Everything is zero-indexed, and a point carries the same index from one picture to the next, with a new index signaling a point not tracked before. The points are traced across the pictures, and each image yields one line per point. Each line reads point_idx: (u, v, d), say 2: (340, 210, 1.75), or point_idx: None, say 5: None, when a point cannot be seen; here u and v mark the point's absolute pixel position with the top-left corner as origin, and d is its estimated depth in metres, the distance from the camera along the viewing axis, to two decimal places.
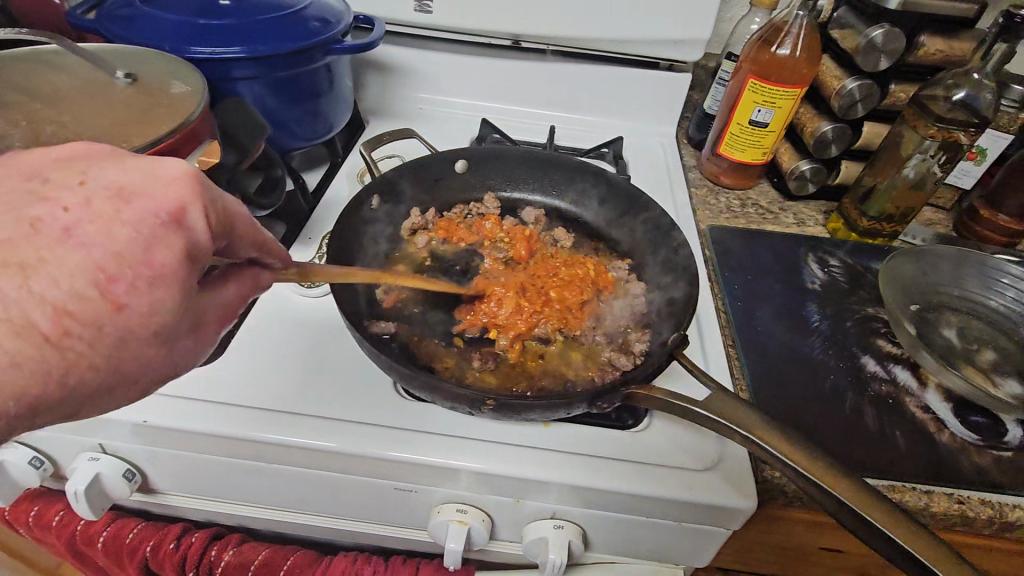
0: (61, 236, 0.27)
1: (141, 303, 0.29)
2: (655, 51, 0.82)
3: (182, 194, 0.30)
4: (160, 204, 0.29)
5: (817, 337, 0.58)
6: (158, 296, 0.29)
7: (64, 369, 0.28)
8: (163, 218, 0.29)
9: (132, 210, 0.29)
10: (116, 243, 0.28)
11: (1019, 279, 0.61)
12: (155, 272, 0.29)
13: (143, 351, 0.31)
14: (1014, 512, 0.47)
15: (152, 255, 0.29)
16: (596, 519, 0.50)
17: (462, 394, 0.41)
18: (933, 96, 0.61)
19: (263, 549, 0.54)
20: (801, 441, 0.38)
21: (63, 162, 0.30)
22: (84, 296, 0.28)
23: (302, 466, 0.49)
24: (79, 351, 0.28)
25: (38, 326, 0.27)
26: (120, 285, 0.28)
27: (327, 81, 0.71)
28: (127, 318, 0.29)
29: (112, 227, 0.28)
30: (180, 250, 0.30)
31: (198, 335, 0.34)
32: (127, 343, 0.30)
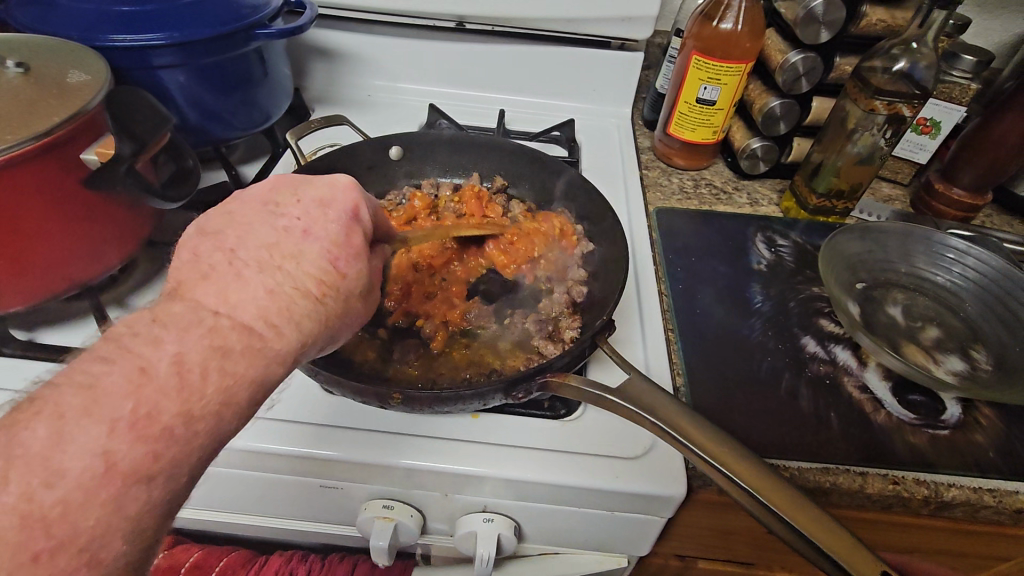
0: (302, 233, 0.36)
1: (354, 268, 0.37)
2: (603, 31, 0.80)
3: (354, 196, 0.40)
4: (346, 205, 0.39)
5: (758, 317, 0.57)
6: (359, 265, 0.38)
7: (326, 322, 0.35)
8: (348, 212, 0.39)
9: (333, 211, 0.38)
10: (330, 233, 0.37)
11: (964, 253, 0.59)
12: (355, 250, 0.38)
13: (355, 310, 0.38)
14: (949, 491, 0.46)
15: (351, 237, 0.38)
16: (527, 511, 0.49)
17: (365, 388, 0.40)
18: (872, 68, 0.60)
19: (195, 551, 0.53)
20: (715, 428, 0.37)
21: (275, 188, 0.39)
22: (326, 270, 0.36)
23: (231, 467, 0.47)
24: (334, 311, 0.36)
25: (309, 291, 0.35)
26: (344, 259, 0.37)
27: (259, 67, 0.69)
28: (350, 280, 0.37)
29: (326, 223, 0.37)
30: (360, 234, 0.39)
31: (373, 303, 0.41)
32: (350, 301, 0.37)
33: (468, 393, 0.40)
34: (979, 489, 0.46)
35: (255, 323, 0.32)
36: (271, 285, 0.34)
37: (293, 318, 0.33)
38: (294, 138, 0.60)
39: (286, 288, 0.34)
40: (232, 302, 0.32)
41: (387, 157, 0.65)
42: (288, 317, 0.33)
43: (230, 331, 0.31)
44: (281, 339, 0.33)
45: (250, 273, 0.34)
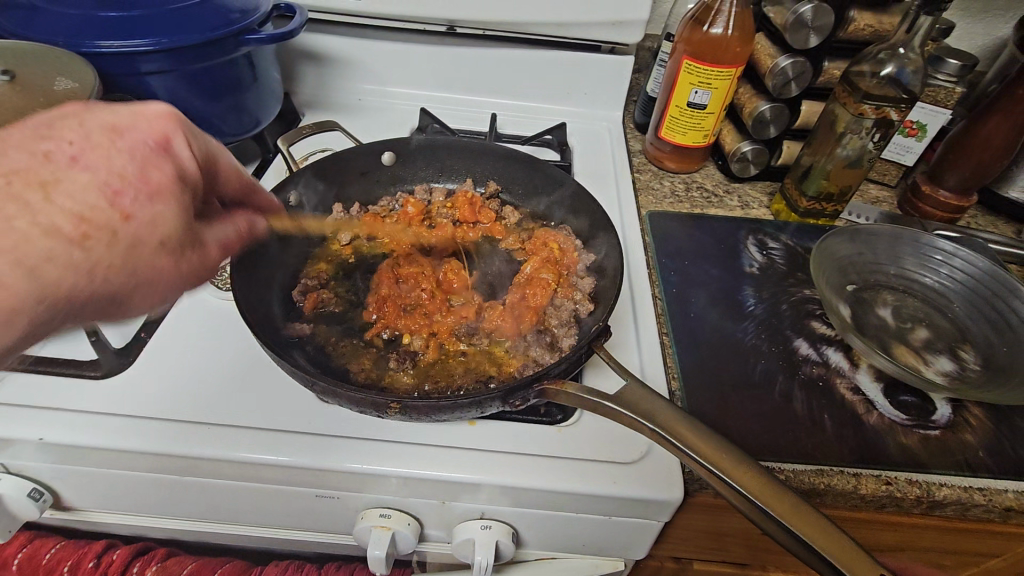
0: (68, 161, 0.30)
1: (147, 212, 0.31)
2: (594, 35, 0.81)
3: (165, 127, 0.33)
4: (148, 135, 0.33)
5: (751, 320, 0.57)
6: (163, 210, 0.32)
7: (90, 269, 0.29)
8: (152, 145, 0.32)
9: (127, 140, 0.32)
10: (115, 166, 0.31)
11: (952, 255, 0.60)
12: (152, 188, 0.31)
13: (155, 266, 0.32)
14: (940, 490, 0.46)
15: (148, 173, 0.31)
16: (525, 517, 0.48)
17: (362, 397, 0.40)
18: (861, 72, 0.61)
19: (190, 562, 0.53)
20: (713, 433, 0.37)
21: (60, 113, 0.32)
22: (96, 207, 0.29)
23: (226, 478, 0.47)
24: (104, 258, 0.30)
25: (62, 230, 0.28)
26: (128, 197, 0.30)
27: (249, 73, 0.68)
28: (140, 228, 0.31)
29: (111, 154, 0.31)
30: (169, 172, 0.32)
31: (203, 255, 0.35)
32: (139, 253, 0.31)
33: (466, 400, 0.40)
34: (969, 488, 0.46)
35: None
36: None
37: (39, 267, 0.28)
38: (286, 144, 0.60)
39: (21, 224, 0.27)
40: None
41: (380, 163, 0.65)
42: (19, 261, 0.27)
43: None
44: (3, 290, 0.27)
45: (18, 199, 0.28)
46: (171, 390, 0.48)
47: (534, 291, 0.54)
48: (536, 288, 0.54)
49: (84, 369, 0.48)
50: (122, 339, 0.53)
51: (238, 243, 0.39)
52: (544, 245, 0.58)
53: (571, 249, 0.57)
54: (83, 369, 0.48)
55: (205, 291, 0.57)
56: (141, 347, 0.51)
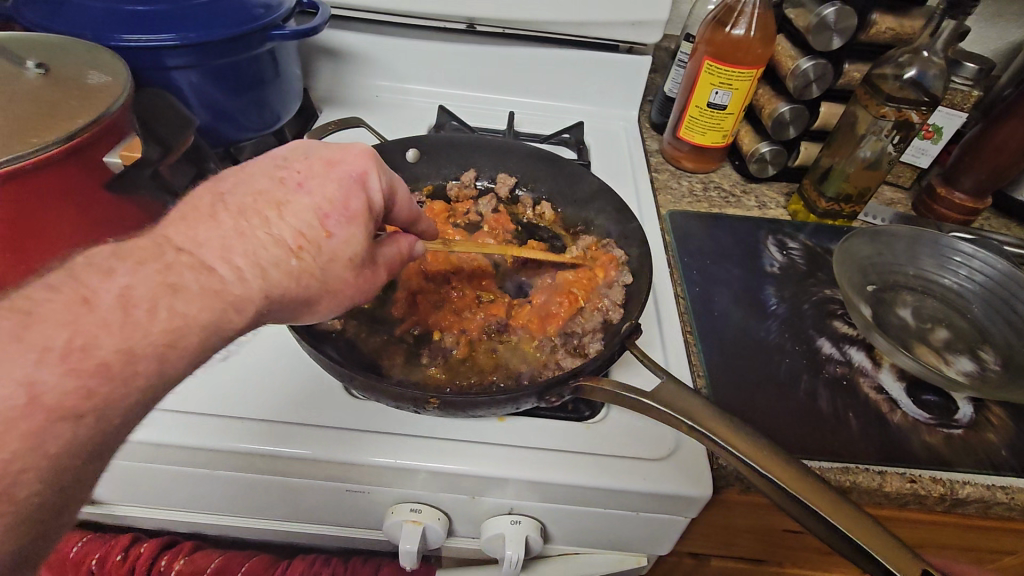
0: (296, 188, 0.38)
1: (343, 233, 0.38)
2: (612, 34, 0.81)
3: (366, 163, 0.40)
4: (352, 170, 0.39)
5: (774, 320, 0.58)
6: (352, 231, 0.38)
7: (301, 274, 0.36)
8: (355, 178, 0.39)
9: (338, 172, 0.39)
10: (326, 192, 0.38)
11: (971, 256, 0.61)
12: (350, 213, 0.38)
13: (337, 278, 0.38)
14: (963, 488, 0.47)
15: (348, 202, 0.38)
16: (553, 512, 0.49)
17: (401, 392, 0.40)
18: (883, 75, 0.62)
19: (217, 556, 0.53)
20: (753, 432, 0.37)
21: (293, 152, 0.40)
22: (310, 225, 0.37)
23: (255, 472, 0.47)
24: (309, 266, 0.36)
25: (285, 241, 0.36)
26: (331, 219, 0.37)
27: (271, 69, 0.68)
28: (337, 244, 0.37)
29: (325, 183, 0.38)
30: (363, 200, 0.39)
31: (374, 272, 0.41)
32: (333, 264, 0.37)
33: (503, 396, 0.40)
34: (992, 486, 0.47)
35: (218, 261, 0.34)
36: (243, 228, 0.35)
37: (267, 269, 0.35)
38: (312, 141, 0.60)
39: (258, 234, 0.35)
40: (195, 242, 0.34)
41: (403, 160, 0.65)
42: (254, 264, 0.35)
43: (188, 268, 0.33)
44: (242, 285, 0.34)
45: (262, 216, 0.36)
46: (199, 385, 0.48)
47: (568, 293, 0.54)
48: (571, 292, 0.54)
49: None
50: None
51: (399, 264, 0.44)
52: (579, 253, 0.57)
53: (606, 255, 0.57)
54: None
55: None
56: None
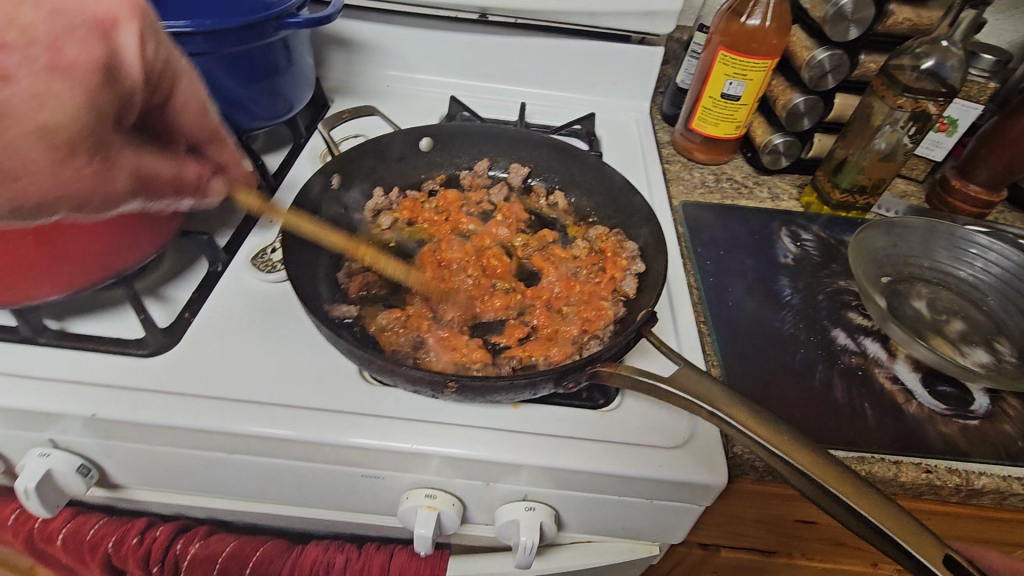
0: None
1: (37, 86, 0.24)
2: (626, 24, 0.80)
3: (119, 10, 0.27)
4: (86, 8, 0.26)
5: (788, 310, 0.58)
6: (64, 94, 0.25)
7: None
8: (91, 22, 0.26)
9: (58, 1, 0.25)
10: (19, 15, 0.24)
11: (987, 248, 0.61)
12: (61, 63, 0.25)
13: (28, 157, 0.25)
14: (980, 479, 0.47)
15: (65, 46, 0.25)
16: (567, 500, 0.49)
17: (419, 376, 0.40)
18: (900, 66, 0.62)
19: (231, 540, 0.53)
20: (772, 418, 0.36)
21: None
22: None
23: (271, 456, 0.47)
24: None
25: None
26: (11, 58, 0.23)
27: (285, 57, 0.68)
28: (17, 98, 0.24)
29: (24, 5, 0.24)
30: (99, 57, 0.26)
31: (109, 174, 0.29)
32: (5, 133, 0.24)
33: (522, 381, 0.40)
34: (1008, 477, 0.47)
35: None
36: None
37: None
38: (327, 129, 0.60)
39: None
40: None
41: (416, 149, 0.65)
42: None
43: None
44: None
45: None
46: (214, 370, 0.48)
47: (582, 286, 0.54)
48: (586, 285, 0.54)
49: (131, 347, 0.48)
50: (168, 318, 0.53)
51: (167, 181, 0.33)
52: (595, 246, 0.57)
53: (620, 247, 0.56)
54: (130, 347, 0.48)
55: (246, 273, 0.57)
56: (184, 327, 0.51)
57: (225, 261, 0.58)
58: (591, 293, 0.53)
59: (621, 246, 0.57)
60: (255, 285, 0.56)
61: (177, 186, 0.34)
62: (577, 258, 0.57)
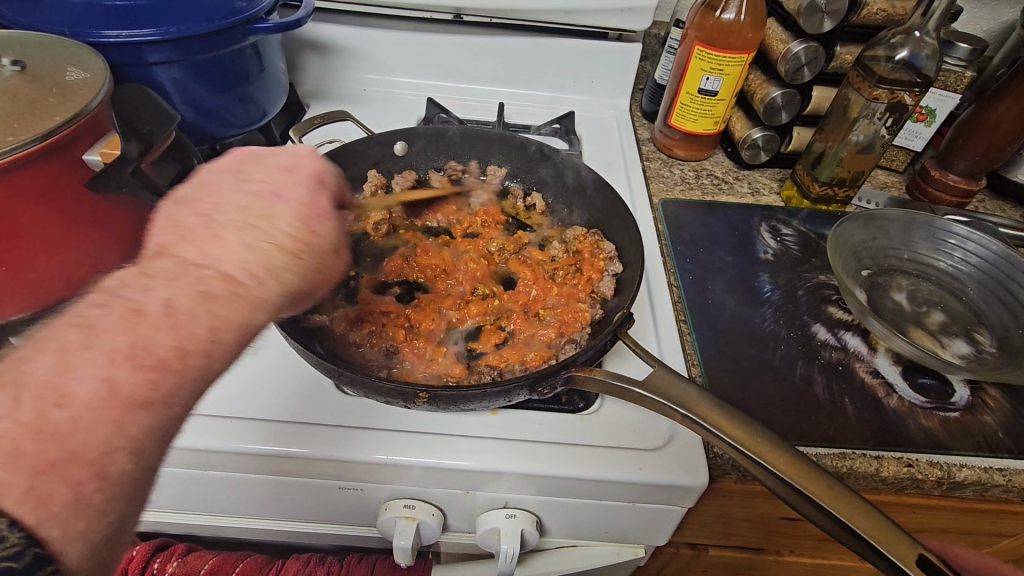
0: (272, 195, 0.36)
1: (324, 230, 0.36)
2: (603, 21, 0.80)
3: (317, 162, 0.39)
4: (309, 170, 0.39)
5: (768, 307, 0.57)
6: (333, 227, 0.37)
7: (307, 273, 0.35)
8: (311, 177, 0.38)
9: (299, 175, 0.38)
10: (300, 196, 0.36)
11: (966, 239, 0.60)
12: (323, 210, 0.37)
13: (327, 277, 0.36)
14: (961, 472, 0.46)
15: (318, 200, 0.37)
16: (549, 505, 0.48)
17: (390, 388, 0.39)
18: (875, 57, 0.61)
19: (209, 558, 0.53)
20: (745, 418, 0.36)
21: (240, 160, 0.38)
22: (301, 229, 0.35)
23: (244, 471, 0.46)
24: (310, 266, 0.35)
25: (280, 243, 0.34)
26: (315, 220, 0.36)
27: (256, 63, 0.67)
28: (326, 243, 0.36)
29: (295, 187, 0.37)
30: (328, 198, 0.38)
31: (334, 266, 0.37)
32: (325, 259, 0.36)
33: (495, 390, 0.40)
34: (991, 468, 0.47)
35: (238, 271, 0.31)
36: (245, 237, 0.33)
37: (279, 271, 0.33)
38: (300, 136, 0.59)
39: (264, 243, 0.33)
40: (213, 256, 0.31)
41: (390, 153, 0.65)
42: (267, 268, 0.32)
43: (212, 280, 0.30)
44: (263, 288, 0.32)
45: (254, 224, 0.33)
46: None
47: (558, 288, 0.53)
48: (563, 287, 0.53)
49: None
50: None
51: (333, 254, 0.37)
52: (573, 246, 0.57)
53: (598, 247, 0.56)
54: None
55: None
56: None
57: None
58: (568, 295, 0.52)
59: (600, 248, 0.56)
60: None
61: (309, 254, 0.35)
62: (555, 260, 0.56)
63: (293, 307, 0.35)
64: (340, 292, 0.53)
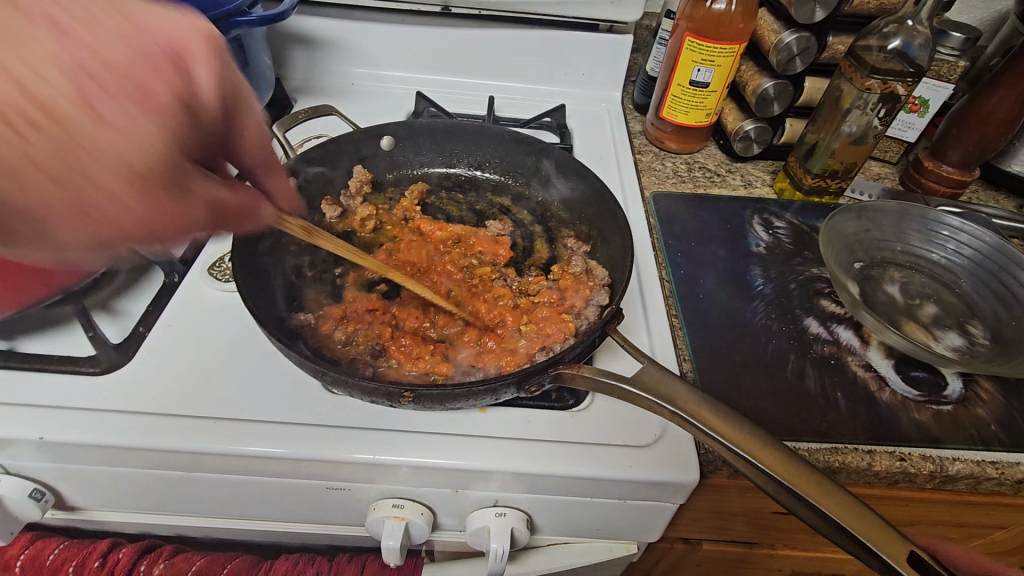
0: (46, 23, 0.23)
1: (119, 113, 0.24)
2: (594, 13, 0.78)
3: (194, 41, 0.28)
4: (164, 40, 0.27)
5: (760, 300, 0.57)
6: (146, 126, 0.25)
7: (12, 167, 0.22)
8: (169, 55, 0.27)
9: (139, 37, 0.26)
10: (104, 48, 0.24)
11: (959, 230, 0.60)
12: (144, 96, 0.25)
13: (101, 185, 0.24)
14: (953, 465, 0.46)
15: (144, 77, 0.25)
16: (538, 503, 0.48)
17: (374, 388, 0.39)
18: (868, 47, 0.60)
19: (198, 558, 0.52)
20: (735, 415, 0.35)
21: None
22: (62, 93, 0.23)
23: (228, 473, 0.45)
24: (33, 151, 0.22)
25: (3, 104, 0.21)
26: (102, 94, 0.23)
27: (240, 57, 0.66)
28: (105, 132, 0.23)
29: (112, 40, 0.25)
30: (174, 87, 0.26)
31: (136, 194, 0.25)
32: (102, 168, 0.24)
33: (481, 388, 0.39)
34: (983, 462, 0.46)
35: None
36: None
37: None
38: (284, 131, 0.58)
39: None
40: None
41: (378, 149, 0.64)
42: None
43: None
44: None
45: None
46: (166, 386, 0.46)
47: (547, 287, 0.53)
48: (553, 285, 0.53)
49: (81, 364, 0.46)
50: (120, 334, 0.51)
51: (139, 176, 0.25)
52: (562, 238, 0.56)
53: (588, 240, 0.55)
54: (80, 365, 0.47)
55: (203, 283, 0.55)
56: (139, 342, 0.49)
57: (182, 272, 0.56)
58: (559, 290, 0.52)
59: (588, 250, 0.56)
60: (214, 296, 0.54)
61: (40, 145, 0.22)
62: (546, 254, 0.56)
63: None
64: (327, 290, 0.52)
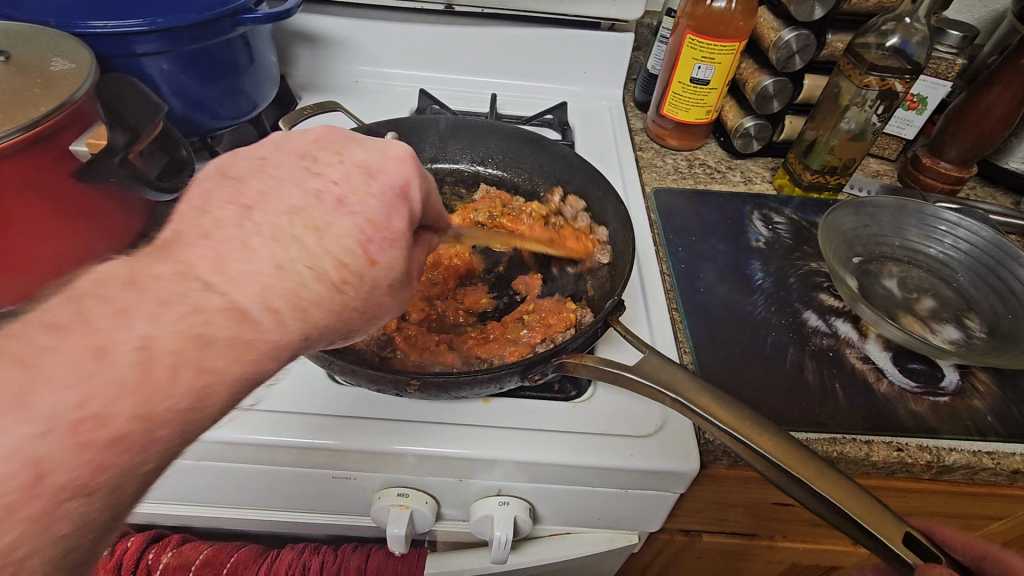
0: (335, 202, 0.30)
1: (387, 258, 0.31)
2: (597, 11, 0.79)
3: (407, 171, 0.33)
4: (394, 179, 0.32)
5: (760, 294, 0.58)
6: (396, 256, 0.32)
7: (338, 311, 0.29)
8: (396, 190, 0.32)
9: (378, 182, 0.32)
10: (368, 210, 0.31)
11: (956, 225, 0.61)
12: (393, 234, 0.32)
13: (380, 304, 0.32)
14: (950, 455, 0.47)
15: (390, 221, 0.31)
16: (540, 492, 0.48)
17: (381, 376, 0.39)
18: (866, 44, 0.61)
19: (204, 547, 0.54)
20: (736, 402, 0.36)
21: (322, 141, 0.33)
22: (353, 252, 0.30)
23: (234, 461, 0.46)
24: (351, 300, 0.30)
25: (327, 273, 0.28)
26: (376, 244, 0.30)
27: (245, 54, 0.66)
28: (380, 273, 0.31)
29: (368, 197, 0.31)
30: (407, 217, 0.32)
31: (393, 298, 0.33)
32: (376, 292, 0.31)
33: (487, 375, 0.40)
34: (979, 452, 0.47)
35: (254, 305, 0.26)
36: (255, 249, 0.27)
37: (306, 309, 0.28)
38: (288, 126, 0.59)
39: (301, 265, 0.28)
40: (229, 275, 0.26)
41: None
42: (295, 305, 0.27)
43: (217, 314, 0.25)
44: (281, 329, 0.27)
45: (298, 238, 0.28)
46: None
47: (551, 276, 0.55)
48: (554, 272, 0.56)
49: None
50: None
51: (389, 287, 0.32)
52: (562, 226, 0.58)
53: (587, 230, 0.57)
54: None
55: None
56: None
57: None
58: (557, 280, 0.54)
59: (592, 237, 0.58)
60: None
61: (353, 295, 0.30)
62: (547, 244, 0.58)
63: (332, 342, 0.31)
64: None
